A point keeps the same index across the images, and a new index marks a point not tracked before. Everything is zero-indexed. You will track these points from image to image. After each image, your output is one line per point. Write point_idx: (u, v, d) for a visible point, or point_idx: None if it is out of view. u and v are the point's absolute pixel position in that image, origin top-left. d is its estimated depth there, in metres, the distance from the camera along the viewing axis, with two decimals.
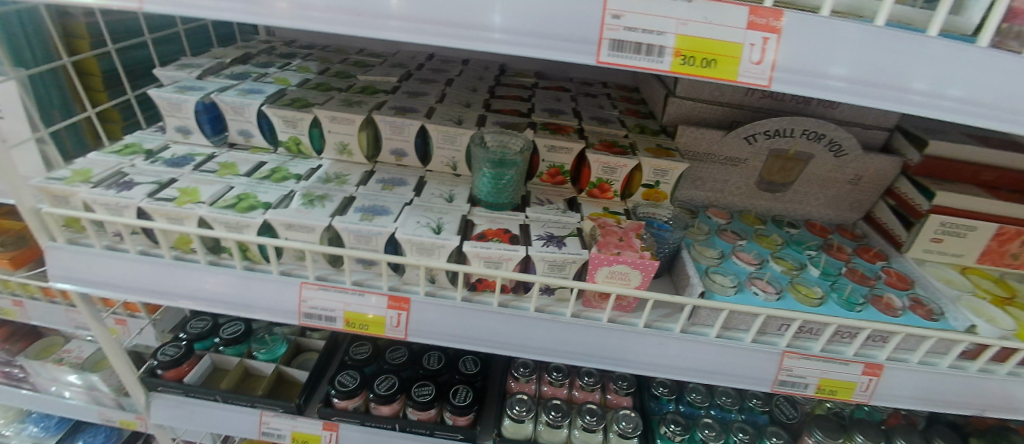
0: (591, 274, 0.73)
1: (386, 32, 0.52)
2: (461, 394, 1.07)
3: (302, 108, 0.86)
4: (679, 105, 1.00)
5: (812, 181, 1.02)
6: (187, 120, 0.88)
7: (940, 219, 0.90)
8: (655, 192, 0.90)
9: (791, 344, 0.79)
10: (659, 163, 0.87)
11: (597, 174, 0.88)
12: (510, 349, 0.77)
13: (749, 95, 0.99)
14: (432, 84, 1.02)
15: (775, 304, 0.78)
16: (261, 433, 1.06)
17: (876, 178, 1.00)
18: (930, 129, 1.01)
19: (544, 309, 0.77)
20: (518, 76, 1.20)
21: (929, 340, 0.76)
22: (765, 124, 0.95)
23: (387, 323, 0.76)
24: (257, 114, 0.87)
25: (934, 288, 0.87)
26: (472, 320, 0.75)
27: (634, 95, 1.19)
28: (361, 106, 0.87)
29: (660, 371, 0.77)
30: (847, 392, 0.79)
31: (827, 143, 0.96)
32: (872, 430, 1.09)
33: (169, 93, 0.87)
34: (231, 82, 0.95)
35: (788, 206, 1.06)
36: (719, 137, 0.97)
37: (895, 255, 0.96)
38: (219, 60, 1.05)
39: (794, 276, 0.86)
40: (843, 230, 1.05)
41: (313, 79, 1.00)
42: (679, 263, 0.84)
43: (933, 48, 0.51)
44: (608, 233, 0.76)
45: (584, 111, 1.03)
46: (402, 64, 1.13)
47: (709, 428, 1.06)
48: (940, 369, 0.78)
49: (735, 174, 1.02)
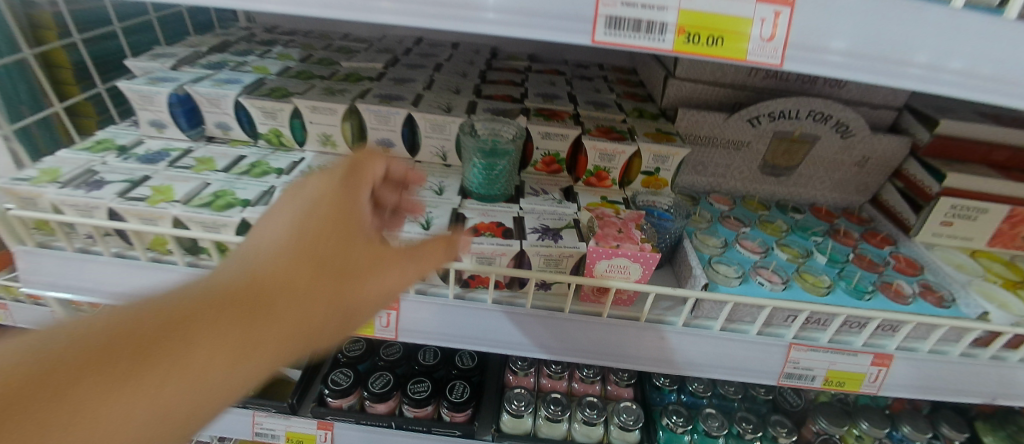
0: (590, 268, 0.70)
1: (380, 17, 0.48)
2: (457, 390, 1.05)
3: (282, 98, 0.81)
4: (679, 87, 0.96)
5: (817, 164, 0.98)
6: (160, 114, 0.83)
7: (951, 202, 0.86)
8: (655, 179, 0.87)
9: (799, 335, 0.76)
10: (658, 149, 0.83)
11: (593, 162, 0.84)
12: (506, 348, 0.74)
13: (752, 75, 0.94)
14: (419, 70, 0.97)
15: (782, 295, 0.74)
16: (253, 434, 1.04)
17: (883, 160, 0.97)
18: (940, 108, 0.97)
19: (541, 305, 0.74)
20: (510, 60, 1.15)
21: (941, 329, 0.73)
22: (769, 106, 0.91)
23: (377, 323, 0.74)
24: (234, 106, 0.82)
25: (944, 274, 0.84)
26: (466, 319, 0.72)
27: (631, 77, 1.14)
28: (344, 94, 0.83)
29: (662, 366, 0.75)
30: (855, 383, 0.77)
31: (833, 124, 0.92)
32: (877, 416, 1.08)
33: (141, 85, 0.82)
34: (207, 72, 0.89)
35: (793, 190, 1.02)
36: (721, 120, 0.92)
37: (903, 240, 0.93)
38: (195, 49, 1.00)
39: (801, 264, 0.83)
40: (849, 214, 1.01)
41: (294, 67, 0.94)
42: (681, 253, 0.80)
43: (938, 18, 0.46)
44: (606, 224, 0.72)
45: (579, 95, 0.99)
46: (388, 49, 1.08)
47: (713, 418, 1.04)
48: (951, 357, 0.75)
49: (737, 159, 0.98)
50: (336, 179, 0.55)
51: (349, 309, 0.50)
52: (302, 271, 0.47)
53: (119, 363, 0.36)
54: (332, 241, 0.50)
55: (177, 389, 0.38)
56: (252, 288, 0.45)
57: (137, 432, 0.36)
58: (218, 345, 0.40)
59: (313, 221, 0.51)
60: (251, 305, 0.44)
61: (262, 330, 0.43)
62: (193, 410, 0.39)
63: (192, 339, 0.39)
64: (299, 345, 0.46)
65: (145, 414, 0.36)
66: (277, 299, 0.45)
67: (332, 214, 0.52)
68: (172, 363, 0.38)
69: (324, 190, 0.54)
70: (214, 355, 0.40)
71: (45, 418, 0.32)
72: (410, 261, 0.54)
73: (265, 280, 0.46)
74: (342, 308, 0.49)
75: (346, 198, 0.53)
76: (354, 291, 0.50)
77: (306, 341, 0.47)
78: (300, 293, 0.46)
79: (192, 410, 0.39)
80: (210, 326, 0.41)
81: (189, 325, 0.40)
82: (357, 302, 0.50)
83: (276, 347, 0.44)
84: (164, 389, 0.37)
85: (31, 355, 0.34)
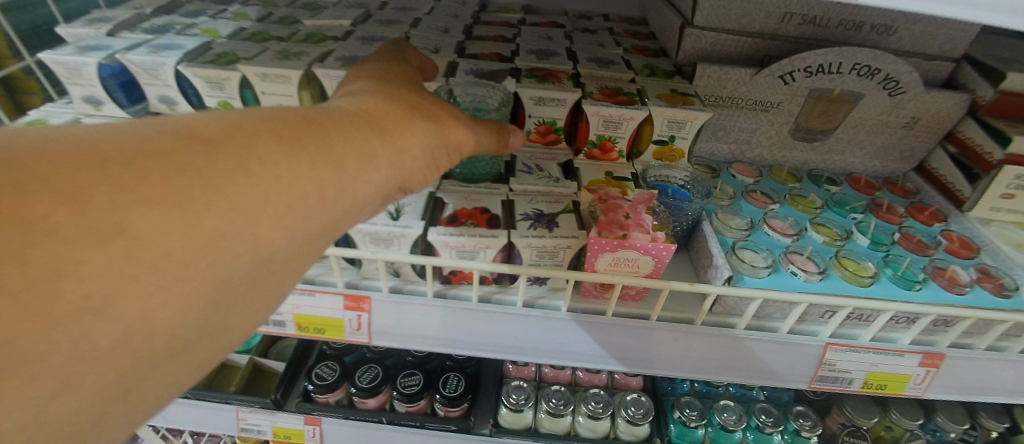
0: (591, 261, 0.59)
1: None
2: (451, 383, 0.97)
3: (228, 64, 0.68)
4: (698, 38, 0.81)
5: (859, 126, 0.84)
6: (92, 88, 0.71)
7: (1015, 171, 0.73)
8: (669, 150, 0.74)
9: (835, 333, 0.65)
10: (674, 114, 0.70)
11: (596, 131, 0.71)
12: (497, 351, 0.64)
13: (786, 21, 0.80)
14: (393, 27, 0.84)
15: (819, 287, 0.63)
16: (239, 429, 0.98)
17: (935, 121, 0.83)
18: (1006, 58, 0.82)
19: (534, 303, 0.63)
20: (502, 12, 1.00)
21: (1004, 324, 0.62)
22: (806, 59, 0.76)
23: (347, 325, 0.64)
24: (175, 76, 0.70)
25: (1004, 256, 0.72)
26: (449, 320, 0.62)
27: (642, 28, 0.99)
28: (301, 58, 0.70)
29: (677, 370, 0.65)
30: (898, 386, 0.67)
31: (881, 79, 0.78)
32: (910, 406, 0.98)
33: (65, 55, 0.70)
34: (146, 37, 0.77)
35: (828, 157, 0.89)
36: (748, 77, 0.79)
37: (955, 214, 0.81)
38: (138, 10, 0.87)
39: (840, 248, 0.71)
40: (892, 185, 0.89)
41: (249, 27, 0.81)
42: (700, 237, 0.69)
43: None
44: (611, 208, 0.60)
45: (580, 51, 0.85)
46: (360, 4, 0.94)
47: (729, 410, 0.96)
48: (1011, 356, 0.65)
49: (765, 122, 0.84)
50: (385, 54, 0.51)
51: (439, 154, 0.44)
52: (404, 105, 0.42)
53: (259, 147, 0.31)
54: (408, 87, 0.45)
55: (311, 189, 0.33)
56: (361, 108, 0.39)
57: (278, 216, 0.31)
58: (344, 152, 0.35)
59: (394, 73, 0.46)
60: (361, 121, 0.38)
61: (376, 148, 0.37)
62: (321, 217, 0.34)
63: (321, 139, 0.34)
64: (405, 181, 0.40)
65: (273, 206, 0.31)
66: (387, 122, 0.39)
67: (396, 71, 0.47)
68: (307, 160, 0.33)
69: (392, 60, 0.50)
70: (342, 163, 0.35)
71: (205, 179, 0.28)
72: (485, 129, 0.50)
73: (366, 105, 0.40)
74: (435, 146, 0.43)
75: (401, 66, 0.49)
76: (447, 138, 0.44)
77: (403, 176, 0.40)
78: (394, 116, 0.40)
79: (318, 214, 0.34)
80: (335, 135, 0.35)
81: (315, 127, 0.35)
82: (452, 149, 0.45)
83: (379, 168, 0.37)
84: (284, 189, 0.31)
85: (150, 131, 0.29)
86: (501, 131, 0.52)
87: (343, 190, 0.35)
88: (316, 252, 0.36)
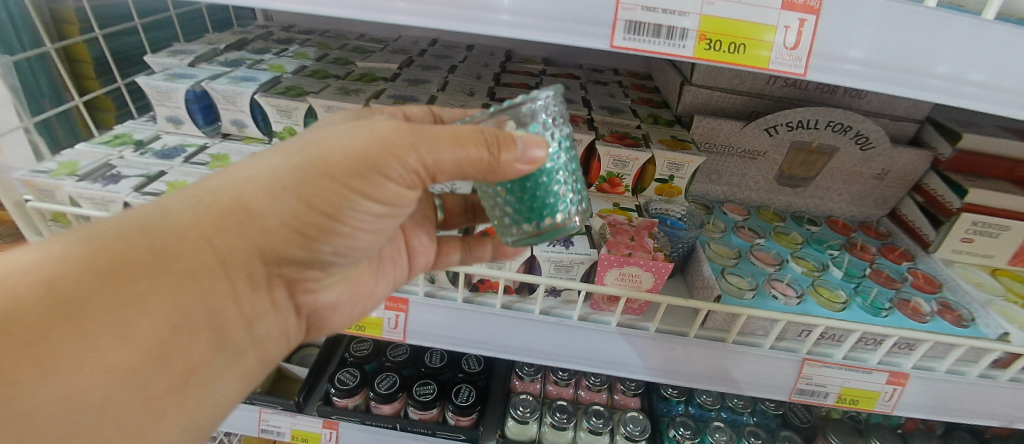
0: (600, 275, 0.69)
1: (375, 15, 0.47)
2: (463, 394, 1.04)
3: (297, 96, 0.81)
4: (696, 94, 0.95)
5: (835, 177, 0.96)
6: (177, 110, 0.84)
7: (971, 218, 0.83)
8: (669, 187, 0.86)
9: (812, 351, 0.74)
10: (673, 157, 0.82)
11: (607, 168, 0.83)
12: (514, 353, 0.73)
13: (771, 83, 0.93)
14: (434, 72, 0.97)
15: (797, 309, 0.73)
16: (259, 431, 1.04)
17: (903, 174, 0.94)
18: (963, 121, 0.94)
19: (549, 311, 0.73)
20: (525, 62, 1.14)
21: (961, 348, 0.71)
22: (787, 115, 0.89)
23: (386, 324, 0.74)
24: (249, 103, 0.83)
25: (963, 292, 0.81)
26: (474, 322, 0.72)
27: (647, 82, 1.13)
28: (359, 94, 0.82)
29: (670, 377, 0.74)
30: (869, 402, 0.75)
31: (853, 135, 0.90)
32: (891, 436, 1.04)
33: (158, 81, 0.83)
34: (224, 69, 0.90)
35: (809, 201, 1.01)
36: (737, 128, 0.91)
37: (922, 255, 0.91)
38: (213, 46, 1.00)
39: (816, 278, 0.81)
40: (867, 227, 0.99)
41: (310, 66, 0.95)
42: (694, 262, 0.79)
43: (957, 27, 0.44)
44: (619, 231, 0.71)
45: (594, 99, 0.98)
46: (403, 50, 1.08)
47: (720, 432, 1.02)
48: (969, 379, 0.72)
49: (754, 168, 0.96)
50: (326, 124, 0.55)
51: (283, 202, 0.45)
52: (245, 178, 0.45)
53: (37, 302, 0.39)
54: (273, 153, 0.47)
55: (121, 304, 0.40)
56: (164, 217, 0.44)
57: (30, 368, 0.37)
58: (141, 262, 0.42)
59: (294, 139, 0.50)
60: (157, 234, 0.43)
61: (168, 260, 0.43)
62: (157, 321, 0.42)
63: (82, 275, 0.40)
64: (260, 244, 0.46)
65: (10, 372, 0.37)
66: (225, 219, 0.44)
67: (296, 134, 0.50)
68: (100, 289, 0.40)
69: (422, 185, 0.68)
70: (145, 273, 0.41)
71: None
72: (417, 157, 0.45)
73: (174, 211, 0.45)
74: (274, 197, 0.44)
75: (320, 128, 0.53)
76: (321, 188, 0.44)
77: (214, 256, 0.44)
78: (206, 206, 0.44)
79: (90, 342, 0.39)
80: (160, 252, 0.43)
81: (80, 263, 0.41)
82: (339, 189, 0.44)
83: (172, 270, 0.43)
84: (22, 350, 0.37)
85: None
86: (490, 146, 0.43)
87: (174, 290, 0.43)
88: (199, 337, 0.45)
